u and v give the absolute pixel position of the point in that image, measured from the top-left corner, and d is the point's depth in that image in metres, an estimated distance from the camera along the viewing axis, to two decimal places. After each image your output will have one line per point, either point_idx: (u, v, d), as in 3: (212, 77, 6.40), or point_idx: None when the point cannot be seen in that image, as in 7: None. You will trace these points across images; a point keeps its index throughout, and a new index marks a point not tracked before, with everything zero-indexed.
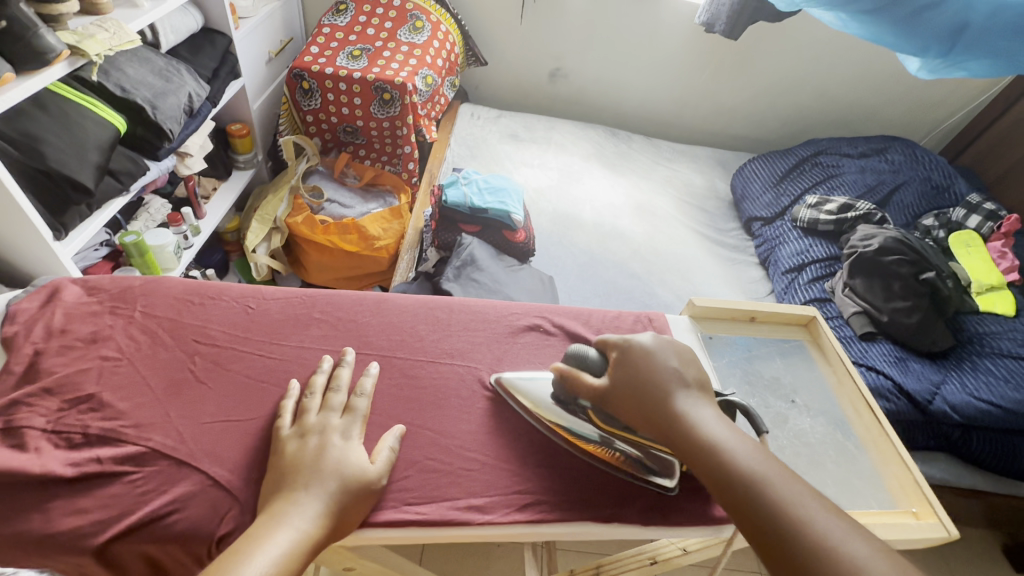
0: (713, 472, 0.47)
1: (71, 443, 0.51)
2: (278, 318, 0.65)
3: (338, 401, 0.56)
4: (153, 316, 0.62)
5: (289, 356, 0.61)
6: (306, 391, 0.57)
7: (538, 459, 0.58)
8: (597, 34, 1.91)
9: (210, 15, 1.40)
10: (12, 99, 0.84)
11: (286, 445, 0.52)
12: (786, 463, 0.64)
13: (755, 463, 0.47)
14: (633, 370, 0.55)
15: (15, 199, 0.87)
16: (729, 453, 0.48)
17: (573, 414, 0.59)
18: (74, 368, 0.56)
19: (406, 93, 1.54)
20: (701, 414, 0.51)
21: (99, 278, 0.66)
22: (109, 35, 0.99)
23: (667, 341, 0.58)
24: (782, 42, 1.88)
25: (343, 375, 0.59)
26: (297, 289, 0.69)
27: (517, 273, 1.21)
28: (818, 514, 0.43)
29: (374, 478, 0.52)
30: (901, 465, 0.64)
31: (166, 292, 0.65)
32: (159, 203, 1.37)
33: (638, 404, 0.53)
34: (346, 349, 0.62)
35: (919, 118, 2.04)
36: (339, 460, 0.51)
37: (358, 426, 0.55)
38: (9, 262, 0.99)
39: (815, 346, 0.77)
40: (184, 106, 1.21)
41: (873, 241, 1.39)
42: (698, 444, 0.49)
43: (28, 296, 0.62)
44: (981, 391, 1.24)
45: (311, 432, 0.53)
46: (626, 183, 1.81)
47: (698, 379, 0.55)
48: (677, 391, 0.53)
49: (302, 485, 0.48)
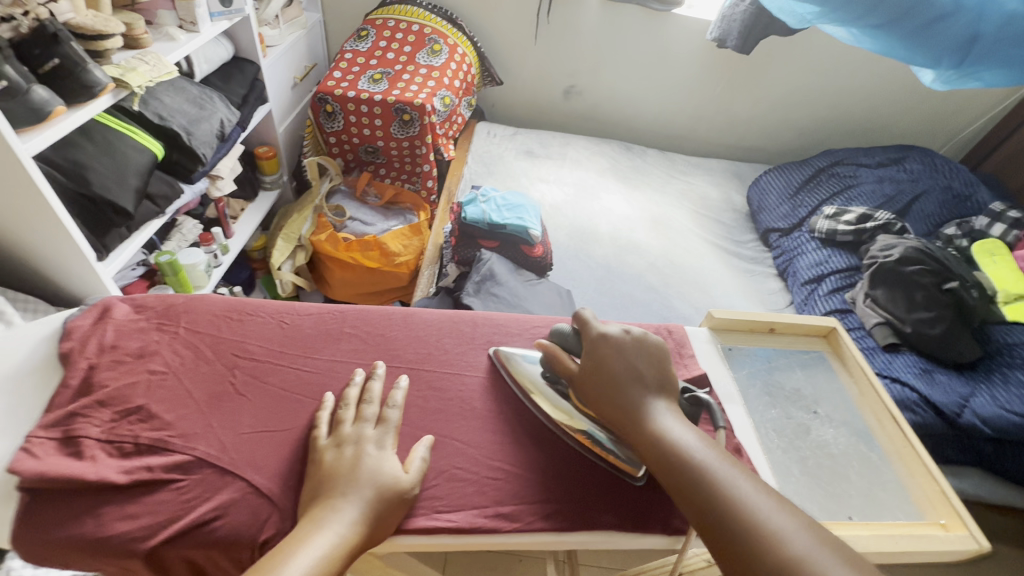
0: (662, 462, 0.51)
1: (124, 452, 0.54)
2: (311, 333, 0.68)
3: (371, 412, 0.59)
4: (196, 332, 0.66)
5: (322, 370, 0.64)
6: (341, 403, 0.60)
7: (549, 456, 0.61)
8: (610, 52, 1.95)
9: (239, 44, 1.47)
10: (62, 129, 0.90)
11: (324, 454, 0.54)
12: (809, 473, 0.64)
13: (704, 454, 0.50)
14: (598, 359, 0.59)
15: (60, 220, 0.92)
16: (677, 442, 0.52)
17: (560, 393, 0.63)
18: (124, 381, 0.59)
19: (424, 114, 1.59)
20: (660, 409, 0.55)
21: (146, 296, 0.69)
22: (149, 68, 1.06)
23: (637, 334, 0.61)
24: (794, 55, 1.89)
25: (375, 388, 0.62)
26: (329, 305, 0.72)
27: (536, 287, 1.23)
28: (752, 495, 0.46)
29: (407, 486, 0.54)
30: (928, 476, 0.64)
31: (207, 309, 0.68)
32: (191, 224, 1.41)
33: (599, 397, 0.57)
34: (377, 363, 0.64)
35: (936, 126, 2.03)
36: (374, 468, 0.53)
37: (391, 437, 0.57)
38: (56, 284, 1.04)
39: (836, 357, 0.77)
40: (216, 131, 1.27)
41: (893, 251, 1.38)
42: (651, 436, 0.53)
43: (81, 314, 0.65)
44: (1013, 403, 1.20)
45: (347, 442, 0.55)
46: (641, 197, 1.83)
47: (660, 376, 0.58)
48: (638, 389, 0.57)
49: (340, 493, 0.50)
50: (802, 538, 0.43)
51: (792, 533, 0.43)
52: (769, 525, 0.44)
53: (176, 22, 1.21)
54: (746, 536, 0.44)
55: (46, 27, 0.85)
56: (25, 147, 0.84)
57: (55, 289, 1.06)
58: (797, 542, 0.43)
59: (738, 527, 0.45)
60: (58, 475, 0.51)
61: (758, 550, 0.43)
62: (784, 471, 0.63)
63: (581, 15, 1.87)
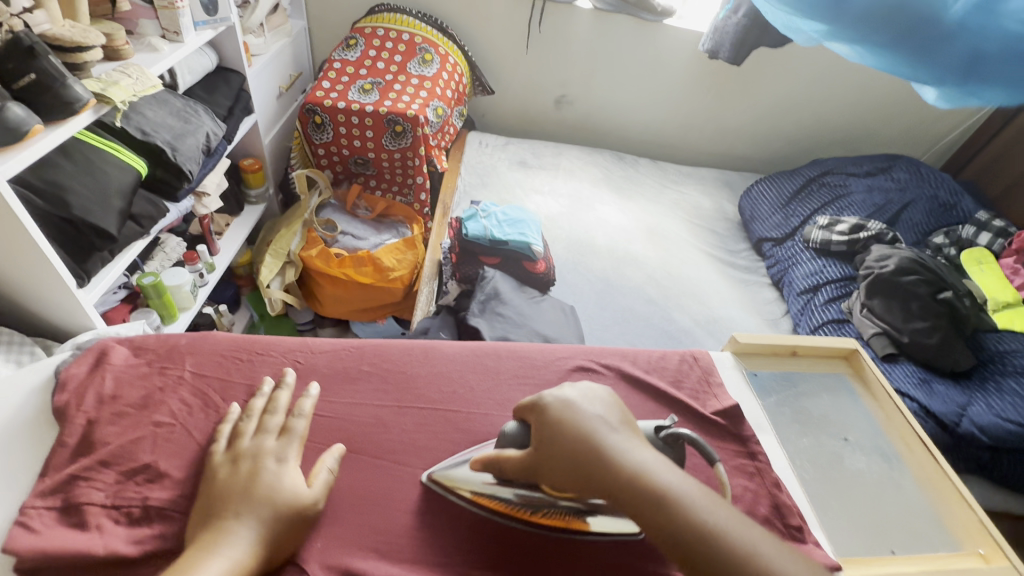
0: (661, 525, 0.45)
1: (132, 518, 0.49)
2: (327, 373, 0.64)
3: (275, 423, 0.56)
4: (203, 376, 0.61)
5: (343, 414, 0.61)
6: (245, 414, 0.57)
7: (512, 549, 0.54)
8: (601, 61, 1.94)
9: (224, 54, 1.41)
10: (40, 150, 0.83)
11: (217, 471, 0.51)
12: (852, 510, 0.62)
13: (705, 502, 0.46)
14: (556, 420, 0.53)
15: (39, 247, 0.85)
16: (672, 496, 0.46)
17: (503, 487, 0.55)
18: (128, 437, 0.55)
19: (417, 126, 1.55)
20: (646, 460, 0.49)
21: (145, 337, 0.64)
22: (133, 81, 1.00)
23: (585, 387, 0.57)
24: (781, 66, 1.92)
25: (281, 398, 0.59)
26: (344, 340, 0.68)
27: (540, 304, 1.20)
28: (765, 546, 0.44)
29: (309, 502, 0.51)
30: (963, 503, 0.63)
31: (212, 349, 0.64)
32: (175, 241, 1.35)
33: (568, 461, 0.50)
34: (286, 369, 0.62)
35: (917, 135, 2.08)
36: (271, 485, 0.50)
37: (294, 448, 0.54)
38: (33, 313, 0.97)
39: (858, 378, 0.76)
40: (202, 146, 1.21)
41: (889, 262, 1.41)
42: (650, 498, 0.46)
43: (75, 360, 0.60)
44: (1008, 411, 1.22)
45: (244, 456, 0.52)
46: (635, 208, 1.82)
47: (626, 423, 0.54)
48: (610, 446, 0.50)
49: (232, 513, 0.48)
50: None
51: None
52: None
53: (159, 31, 1.15)
54: None
55: (21, 40, 0.79)
56: None
57: (29, 319, 0.98)
58: None
59: None
60: (60, 552, 0.46)
61: None
62: (823, 504, 0.62)
63: (573, 24, 1.86)
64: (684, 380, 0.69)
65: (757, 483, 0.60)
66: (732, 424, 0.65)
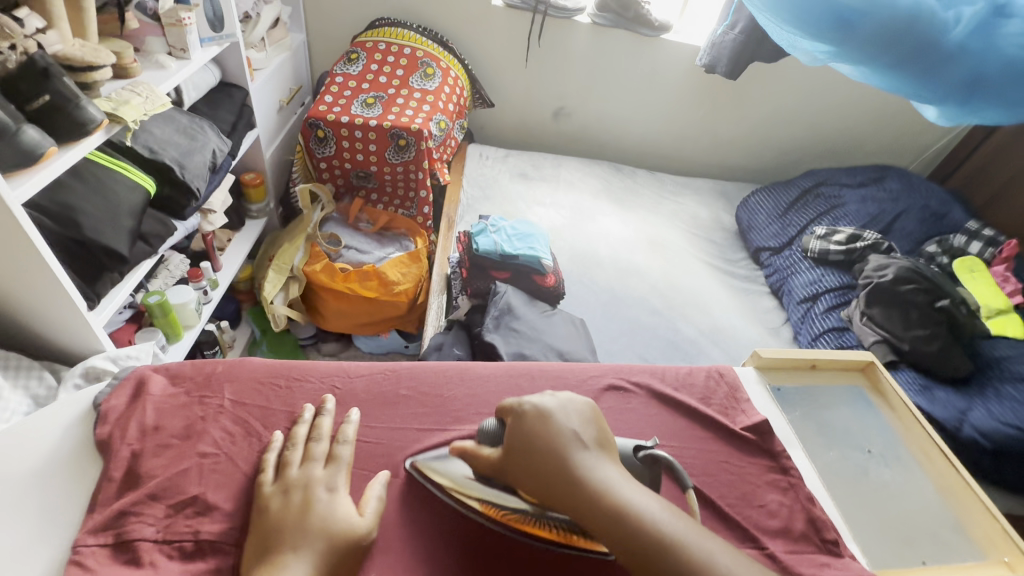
0: (625, 542, 0.46)
1: (185, 552, 0.50)
2: (366, 398, 0.64)
3: (321, 450, 0.57)
4: (243, 404, 0.61)
5: (387, 439, 0.61)
6: (289, 443, 0.57)
7: (482, 550, 0.55)
8: (598, 75, 1.97)
9: (227, 69, 1.40)
10: (53, 172, 0.82)
11: (269, 501, 0.52)
12: (883, 523, 0.64)
13: (668, 521, 0.47)
14: (529, 433, 0.53)
15: (52, 270, 0.84)
16: (637, 513, 0.47)
17: (489, 485, 0.55)
18: (174, 469, 0.55)
19: (421, 139, 1.56)
20: (611, 477, 0.50)
21: (181, 364, 0.64)
22: (143, 100, 0.99)
23: (565, 397, 0.57)
24: (774, 80, 1.97)
25: (325, 424, 0.59)
26: (378, 363, 0.68)
27: (551, 318, 1.21)
28: (727, 562, 0.45)
29: (363, 531, 0.51)
30: (987, 515, 0.65)
31: (249, 376, 0.64)
32: (178, 258, 1.32)
33: (537, 474, 0.51)
34: (327, 396, 0.62)
35: (905, 145, 2.14)
36: (326, 514, 0.51)
37: (342, 476, 0.55)
38: (43, 337, 0.96)
39: (875, 391, 0.78)
40: (209, 163, 1.20)
41: (887, 271, 1.44)
42: (614, 516, 0.47)
43: (113, 392, 0.60)
44: (1006, 415, 1.26)
45: (294, 486, 0.53)
46: (636, 219, 1.85)
47: (600, 437, 0.54)
48: (581, 461, 0.51)
49: (289, 546, 0.48)
50: None
51: None
52: None
53: (166, 49, 1.14)
54: None
55: (35, 62, 0.78)
56: (16, 194, 0.76)
57: (39, 343, 0.97)
58: None
59: None
60: None
61: None
62: (856, 520, 0.63)
63: (571, 38, 1.88)
64: (712, 397, 0.70)
65: (790, 497, 0.61)
66: (762, 440, 0.66)
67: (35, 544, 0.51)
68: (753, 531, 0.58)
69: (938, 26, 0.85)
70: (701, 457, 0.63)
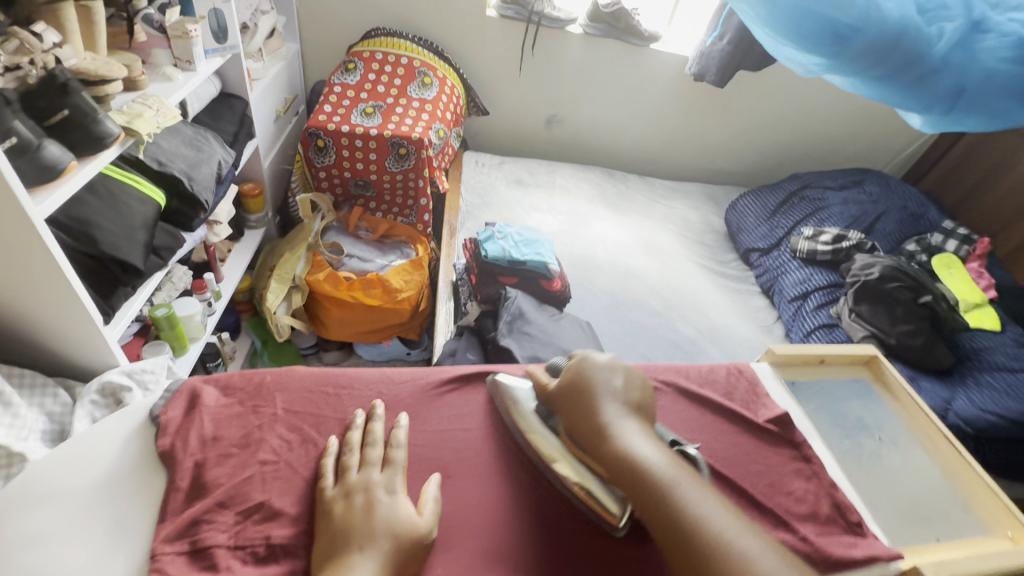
0: (629, 479, 0.54)
1: (258, 557, 0.51)
2: (413, 403, 0.68)
3: (376, 455, 0.59)
4: (296, 413, 0.63)
5: (433, 442, 0.65)
6: (344, 448, 0.59)
7: (527, 480, 0.64)
8: (589, 83, 2.02)
9: (228, 80, 1.40)
10: (73, 188, 0.81)
11: (333, 506, 0.53)
12: (898, 506, 0.69)
13: (670, 472, 0.54)
14: (577, 382, 0.63)
15: (72, 286, 0.83)
16: (643, 460, 0.55)
17: (547, 425, 0.64)
18: (239, 477, 0.56)
19: (422, 148, 1.57)
20: (631, 428, 0.58)
21: (230, 374, 0.66)
22: (155, 112, 0.98)
23: (620, 362, 0.66)
24: (758, 87, 2.05)
25: (377, 429, 0.62)
26: (421, 370, 0.72)
27: (560, 321, 1.24)
28: (716, 516, 0.51)
29: (425, 531, 0.53)
30: (989, 492, 0.71)
31: (297, 384, 0.66)
32: (182, 270, 1.30)
33: (574, 413, 0.61)
34: (376, 402, 0.65)
35: (880, 149, 2.25)
36: (388, 515, 0.52)
37: (400, 478, 0.57)
38: (59, 353, 0.95)
39: (879, 382, 0.83)
40: (215, 174, 1.19)
41: (873, 270, 1.51)
42: (623, 455, 0.55)
43: (168, 404, 0.61)
44: (987, 403, 1.34)
45: (355, 490, 0.55)
46: (631, 223, 1.89)
47: (637, 399, 0.62)
48: (611, 408, 0.60)
49: (357, 548, 0.49)
50: (766, 560, 0.48)
51: (749, 548, 0.49)
52: (729, 543, 0.49)
53: (171, 60, 1.13)
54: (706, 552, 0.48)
55: (55, 77, 0.79)
56: (39, 210, 0.75)
57: (55, 360, 0.96)
58: (757, 556, 0.48)
59: (696, 542, 0.49)
60: None
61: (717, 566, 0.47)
62: (875, 504, 0.68)
63: (564, 47, 1.92)
64: (734, 393, 0.74)
65: (814, 484, 0.66)
66: (785, 432, 0.70)
67: (112, 551, 0.52)
68: (784, 517, 0.61)
69: (924, 41, 0.88)
70: (731, 449, 0.67)
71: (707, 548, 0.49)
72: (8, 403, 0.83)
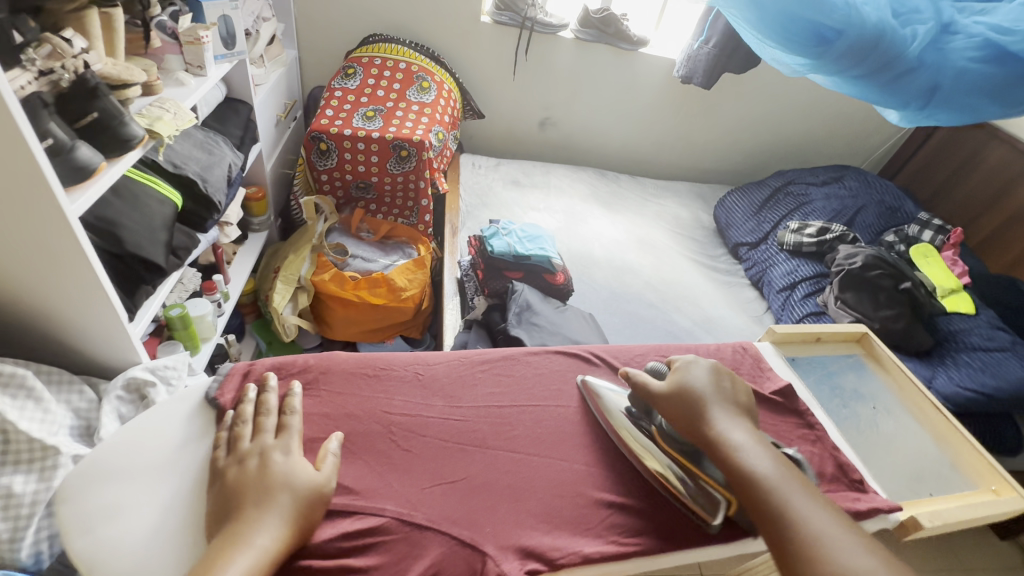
0: (736, 474, 0.57)
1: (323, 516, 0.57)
2: (448, 381, 0.74)
3: (271, 422, 0.62)
4: (337, 393, 0.70)
5: (472, 418, 0.70)
6: (239, 419, 0.62)
7: (623, 475, 0.67)
8: (580, 86, 2.08)
9: (234, 85, 1.43)
10: (101, 188, 0.84)
11: (227, 471, 0.57)
12: (895, 466, 0.76)
13: (774, 472, 0.56)
14: (685, 382, 0.66)
15: (102, 284, 0.86)
16: (748, 458, 0.57)
17: (641, 424, 0.68)
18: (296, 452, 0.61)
19: (423, 150, 1.61)
20: (737, 428, 0.61)
21: (278, 357, 0.72)
22: (173, 115, 1.01)
23: (721, 367, 0.69)
24: (741, 90, 2.14)
25: (272, 399, 0.65)
26: (453, 352, 0.78)
27: (565, 313, 1.29)
28: (819, 518, 0.52)
29: (323, 483, 0.58)
30: (975, 452, 0.78)
31: (341, 368, 0.72)
32: (192, 272, 1.31)
33: (680, 410, 0.63)
34: (269, 375, 0.68)
35: (858, 147, 2.36)
36: (285, 474, 0.56)
37: (295, 441, 0.61)
38: (85, 352, 0.97)
39: (871, 357, 0.90)
40: (226, 176, 1.22)
41: (857, 259, 1.61)
42: (729, 451, 0.58)
43: (222, 385, 0.67)
44: (966, 381, 1.42)
45: (249, 455, 0.58)
46: (624, 220, 1.96)
47: (742, 401, 0.65)
48: (719, 409, 0.63)
49: (251, 505, 0.53)
50: (865, 557, 0.49)
51: (852, 549, 0.49)
52: (832, 542, 0.50)
53: (183, 66, 1.17)
54: (809, 549, 0.50)
55: (87, 81, 0.81)
56: (74, 208, 0.78)
57: (79, 358, 0.99)
58: (856, 555, 0.49)
59: (799, 539, 0.51)
60: None
61: (819, 564, 0.49)
62: (875, 465, 0.75)
63: (556, 52, 1.99)
64: (741, 367, 0.79)
65: (819, 447, 0.71)
66: (789, 401, 0.76)
67: (189, 515, 0.57)
68: None
69: (900, 42, 0.95)
70: None
71: (808, 545, 0.50)
72: (39, 399, 0.85)
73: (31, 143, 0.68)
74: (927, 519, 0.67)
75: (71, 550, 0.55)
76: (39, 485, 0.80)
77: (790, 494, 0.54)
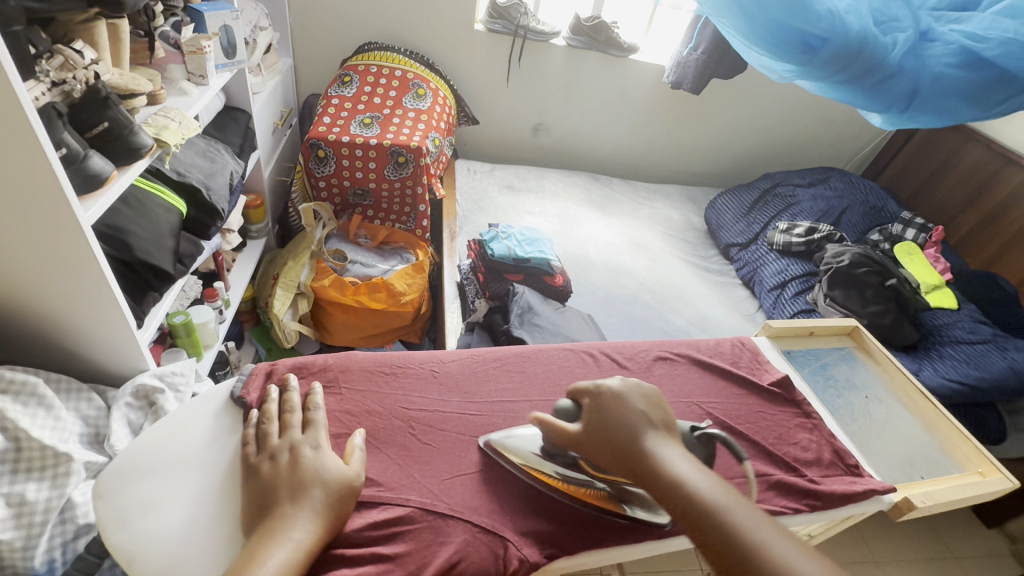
0: (682, 504, 0.55)
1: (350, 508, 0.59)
2: (464, 377, 0.77)
3: (297, 419, 0.65)
4: (359, 390, 0.72)
5: (487, 412, 0.73)
6: (264, 418, 0.65)
7: (557, 514, 0.63)
8: (572, 91, 2.12)
9: (233, 94, 1.44)
10: (111, 196, 0.85)
11: (260, 467, 0.60)
12: (891, 451, 0.80)
13: (719, 496, 0.55)
14: (604, 413, 0.62)
15: (114, 292, 0.87)
16: (692, 485, 0.56)
17: (563, 462, 0.65)
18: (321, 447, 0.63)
19: (420, 156, 1.63)
20: (673, 453, 0.59)
21: (298, 358, 0.74)
22: (178, 125, 1.03)
23: (633, 383, 0.66)
24: (729, 94, 2.20)
25: (296, 397, 0.67)
26: (466, 350, 0.81)
27: (565, 313, 1.32)
28: (772, 539, 0.52)
29: (352, 476, 0.60)
30: (960, 437, 0.82)
31: (359, 367, 0.75)
32: (193, 279, 1.32)
33: (607, 445, 0.60)
34: (289, 376, 0.70)
35: (841, 148, 2.43)
36: (316, 467, 0.59)
37: (322, 436, 0.63)
38: (93, 359, 0.98)
39: (862, 349, 0.94)
40: (228, 184, 1.23)
41: (844, 258, 1.65)
42: (671, 480, 0.56)
43: (249, 384, 0.69)
44: (951, 372, 1.47)
45: (280, 451, 0.61)
46: (618, 223, 2.00)
47: (663, 421, 0.62)
48: (648, 435, 0.60)
49: (288, 500, 0.56)
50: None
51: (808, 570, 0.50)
52: (789, 565, 0.50)
53: (184, 75, 1.18)
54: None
55: (98, 91, 0.82)
56: (88, 216, 0.80)
57: (87, 366, 0.99)
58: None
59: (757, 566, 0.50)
60: None
61: None
62: (870, 451, 0.78)
63: (549, 59, 2.02)
64: (740, 361, 0.83)
65: (816, 435, 0.75)
66: (788, 392, 0.79)
67: (217, 509, 0.59)
68: (793, 463, 0.70)
69: (881, 48, 0.99)
70: (743, 407, 0.76)
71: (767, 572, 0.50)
72: (50, 406, 0.86)
73: (48, 152, 0.70)
74: (920, 500, 0.71)
75: (111, 544, 0.57)
76: (52, 492, 0.80)
77: (740, 517, 0.54)
